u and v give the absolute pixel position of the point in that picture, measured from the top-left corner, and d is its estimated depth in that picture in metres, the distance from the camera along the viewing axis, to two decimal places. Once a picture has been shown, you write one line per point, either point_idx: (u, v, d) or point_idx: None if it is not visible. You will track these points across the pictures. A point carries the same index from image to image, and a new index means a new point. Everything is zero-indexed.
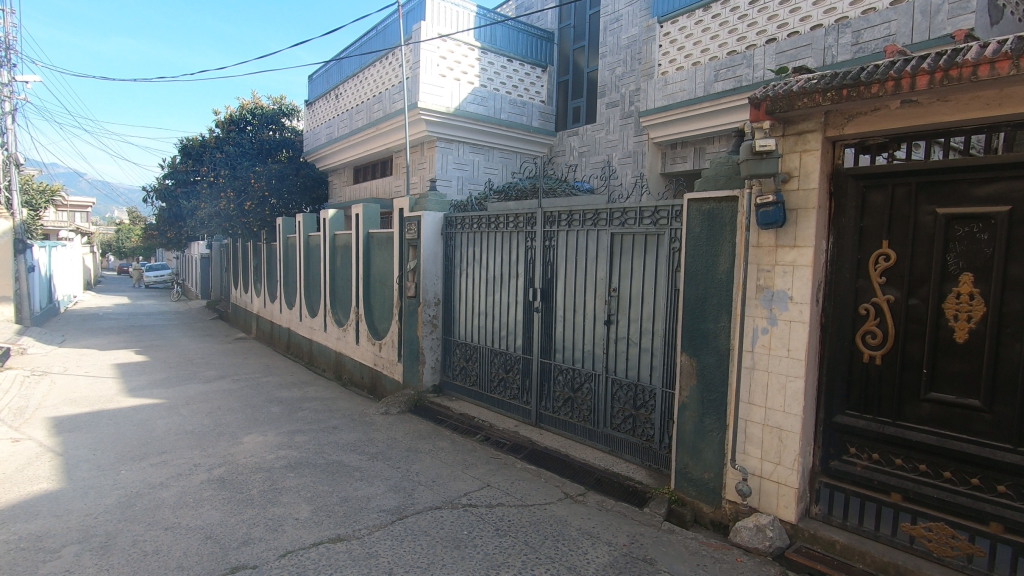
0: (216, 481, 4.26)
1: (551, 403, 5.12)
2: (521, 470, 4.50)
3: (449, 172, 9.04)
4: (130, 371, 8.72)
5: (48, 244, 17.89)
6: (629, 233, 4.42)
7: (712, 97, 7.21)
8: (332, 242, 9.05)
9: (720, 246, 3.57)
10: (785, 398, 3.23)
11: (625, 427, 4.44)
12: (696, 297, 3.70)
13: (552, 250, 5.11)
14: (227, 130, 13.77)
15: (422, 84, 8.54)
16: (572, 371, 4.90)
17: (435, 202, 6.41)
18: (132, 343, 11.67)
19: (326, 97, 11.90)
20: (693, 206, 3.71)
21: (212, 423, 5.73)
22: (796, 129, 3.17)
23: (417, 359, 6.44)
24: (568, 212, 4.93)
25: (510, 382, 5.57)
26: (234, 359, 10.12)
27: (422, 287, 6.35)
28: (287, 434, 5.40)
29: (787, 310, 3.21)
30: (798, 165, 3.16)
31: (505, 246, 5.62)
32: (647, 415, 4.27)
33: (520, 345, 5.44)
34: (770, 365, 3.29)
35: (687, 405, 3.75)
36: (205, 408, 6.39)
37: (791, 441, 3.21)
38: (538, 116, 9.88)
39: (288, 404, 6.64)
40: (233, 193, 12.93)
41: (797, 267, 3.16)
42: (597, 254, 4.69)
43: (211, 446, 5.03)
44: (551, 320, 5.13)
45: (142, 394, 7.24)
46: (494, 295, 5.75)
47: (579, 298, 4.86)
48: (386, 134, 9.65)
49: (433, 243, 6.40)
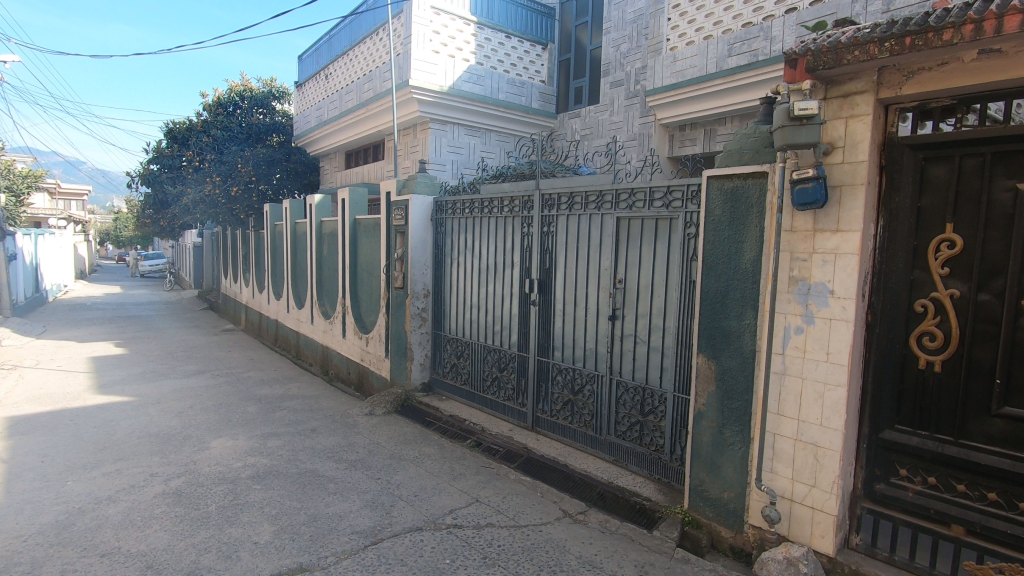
0: (172, 495, 3.79)
1: (549, 406, 4.63)
2: (514, 482, 4.03)
3: (443, 155, 8.52)
4: (105, 365, 8.24)
5: (34, 232, 17.36)
6: (638, 216, 3.91)
7: (724, 74, 6.70)
8: (319, 229, 8.56)
9: (745, 231, 3.06)
10: (822, 409, 2.75)
11: (632, 435, 3.97)
12: (716, 291, 3.20)
13: (551, 237, 4.60)
14: (215, 113, 13.10)
15: (413, 60, 7.99)
16: (572, 371, 4.42)
17: (423, 185, 5.90)
18: (115, 335, 11.21)
19: (315, 77, 11.32)
20: (714, 183, 3.20)
21: (180, 426, 5.25)
22: (843, 90, 2.64)
23: (405, 356, 5.96)
24: (569, 194, 4.42)
25: (504, 382, 5.09)
26: (218, 353, 9.65)
27: (410, 278, 5.87)
28: (259, 438, 4.93)
29: (826, 306, 2.72)
30: (843, 134, 2.64)
31: (500, 233, 5.12)
32: (656, 423, 3.79)
33: (515, 341, 4.96)
34: (805, 371, 2.80)
35: (704, 414, 3.27)
36: (176, 408, 5.91)
37: (829, 461, 2.73)
38: (538, 97, 9.32)
39: (267, 403, 6.17)
40: (220, 178, 12.38)
41: (840, 255, 2.66)
42: (601, 240, 4.18)
43: (173, 452, 4.55)
44: (549, 315, 4.63)
45: (113, 390, 6.79)
46: (488, 286, 5.26)
47: (580, 291, 4.35)
48: (377, 115, 9.11)
49: (422, 230, 5.91)
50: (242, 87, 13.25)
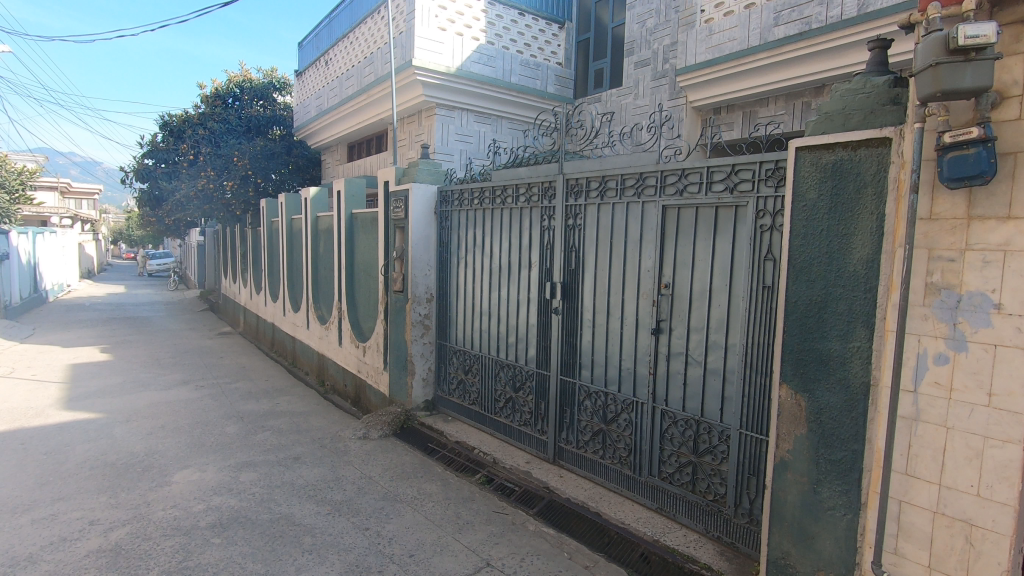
0: (108, 552, 3.04)
1: (575, 435, 3.83)
2: (535, 536, 3.25)
3: (451, 144, 7.72)
4: (82, 375, 7.54)
5: (31, 230, 16.77)
6: (691, 204, 3.09)
7: (769, 46, 5.85)
8: (315, 225, 7.84)
9: (853, 220, 2.24)
10: (979, 473, 1.92)
11: (682, 479, 3.17)
12: (811, 301, 2.38)
13: (577, 232, 3.79)
14: (212, 105, 12.41)
15: (417, 38, 7.21)
16: (603, 395, 3.62)
17: (426, 172, 5.13)
18: (104, 339, 10.56)
19: (315, 64, 10.59)
20: (807, 156, 2.39)
21: (143, 453, 4.51)
22: (1021, 13, 1.82)
23: (405, 369, 5.19)
24: (600, 180, 3.60)
25: (520, 405, 4.30)
26: (209, 359, 8.93)
27: (410, 281, 5.09)
28: (232, 470, 4.17)
29: (986, 327, 1.89)
30: (1021, 77, 1.82)
31: (515, 227, 4.32)
32: (714, 467, 3.01)
33: (532, 356, 4.18)
34: (950, 418, 1.97)
35: (790, 464, 2.47)
36: (146, 427, 5.18)
37: (991, 548, 1.90)
38: (554, 81, 8.53)
39: (250, 422, 5.43)
40: (215, 172, 11.75)
41: (1012, 253, 1.83)
42: (641, 235, 3.36)
43: (125, 490, 3.81)
44: (575, 326, 3.83)
45: (82, 405, 6.07)
46: (501, 290, 4.47)
47: (614, 298, 3.54)
48: (378, 102, 8.36)
49: (424, 225, 5.12)
50: (240, 77, 12.58)
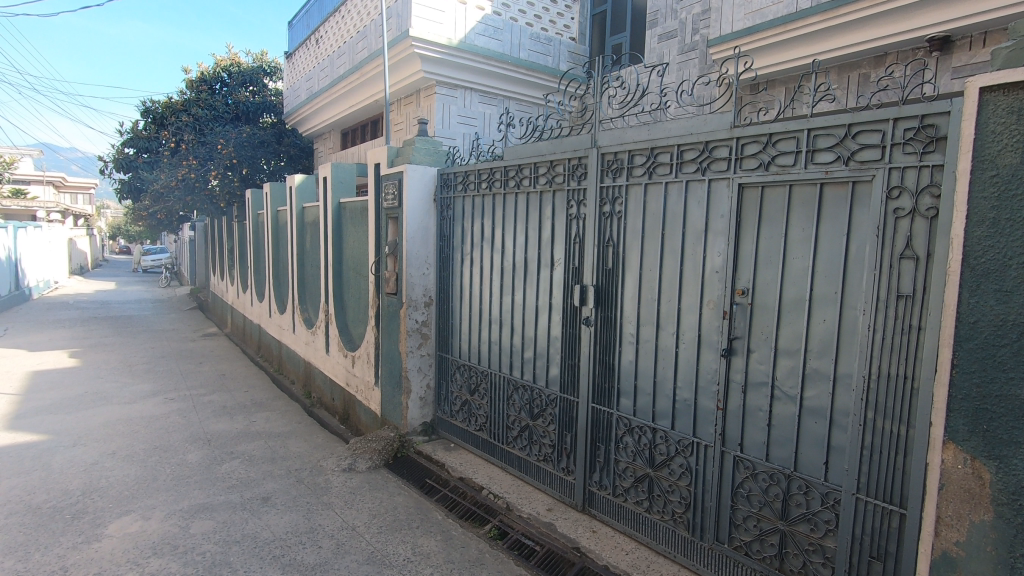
0: None
1: (611, 479, 3.02)
2: None
3: (453, 127, 6.90)
4: (40, 385, 6.72)
5: (12, 224, 15.88)
6: (781, 181, 2.27)
7: (822, 8, 4.76)
8: (300, 217, 7.03)
9: None
10: None
11: (765, 551, 2.36)
12: (1004, 322, 1.56)
13: (615, 221, 2.97)
14: (198, 90, 11.48)
15: (414, 5, 6.36)
16: (649, 430, 2.81)
17: (424, 151, 4.28)
18: (77, 342, 9.74)
19: (305, 44, 9.74)
20: (1002, 101, 1.55)
21: (79, 492, 3.70)
22: None
23: (399, 387, 4.37)
24: (649, 152, 2.78)
25: (539, 436, 3.50)
26: (187, 366, 8.11)
27: (405, 281, 4.27)
28: (183, 517, 3.38)
29: None
30: None
31: (533, 216, 3.50)
32: (814, 541, 2.20)
33: (556, 376, 3.37)
34: None
35: (960, 564, 1.66)
36: (93, 455, 4.37)
37: None
38: (567, 58, 7.67)
39: (217, 448, 4.62)
40: (197, 161, 10.94)
41: None
42: (706, 224, 2.54)
43: (41, 548, 3.01)
44: (611, 341, 3.02)
45: (29, 423, 5.26)
46: (516, 294, 3.66)
47: (667, 306, 2.72)
48: (372, 81, 7.52)
49: (422, 216, 4.30)
50: (229, 61, 11.74)
